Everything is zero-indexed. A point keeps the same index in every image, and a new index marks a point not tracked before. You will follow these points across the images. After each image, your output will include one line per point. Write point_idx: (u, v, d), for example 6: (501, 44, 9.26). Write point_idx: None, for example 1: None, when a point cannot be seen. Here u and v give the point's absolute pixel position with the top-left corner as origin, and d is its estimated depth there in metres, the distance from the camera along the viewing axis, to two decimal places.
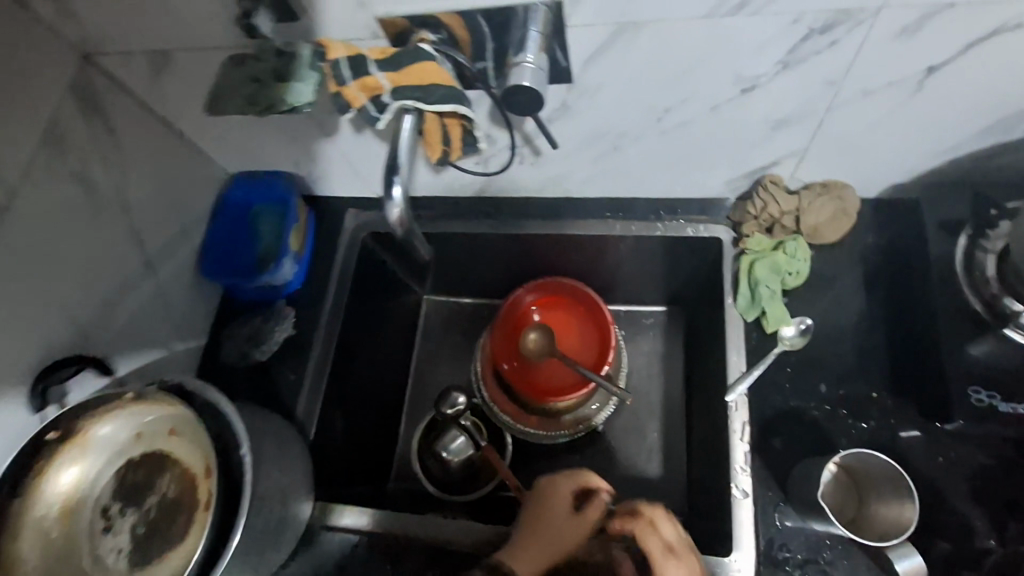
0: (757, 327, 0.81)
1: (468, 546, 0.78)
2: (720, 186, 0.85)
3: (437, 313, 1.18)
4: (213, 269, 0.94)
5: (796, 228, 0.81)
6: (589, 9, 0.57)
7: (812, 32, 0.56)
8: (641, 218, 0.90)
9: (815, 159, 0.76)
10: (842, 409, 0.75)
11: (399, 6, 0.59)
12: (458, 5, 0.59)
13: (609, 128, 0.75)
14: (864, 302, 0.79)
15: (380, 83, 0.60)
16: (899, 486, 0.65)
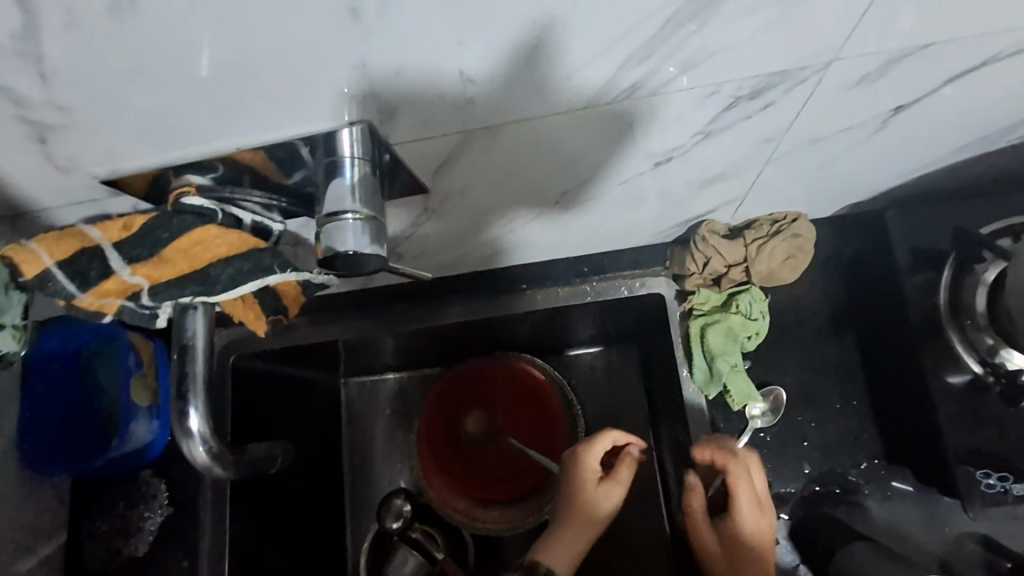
0: (722, 401, 0.67)
1: None
2: (651, 236, 0.69)
3: (358, 403, 1.00)
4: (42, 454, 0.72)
5: (748, 279, 0.66)
6: (411, 125, 0.38)
7: (737, 101, 0.39)
8: (565, 283, 0.73)
9: (760, 199, 0.61)
10: (831, 486, 0.64)
11: (125, 161, 0.39)
12: (214, 145, 0.39)
13: (496, 216, 0.56)
14: (835, 347, 0.67)
15: (131, 280, 0.40)
16: None
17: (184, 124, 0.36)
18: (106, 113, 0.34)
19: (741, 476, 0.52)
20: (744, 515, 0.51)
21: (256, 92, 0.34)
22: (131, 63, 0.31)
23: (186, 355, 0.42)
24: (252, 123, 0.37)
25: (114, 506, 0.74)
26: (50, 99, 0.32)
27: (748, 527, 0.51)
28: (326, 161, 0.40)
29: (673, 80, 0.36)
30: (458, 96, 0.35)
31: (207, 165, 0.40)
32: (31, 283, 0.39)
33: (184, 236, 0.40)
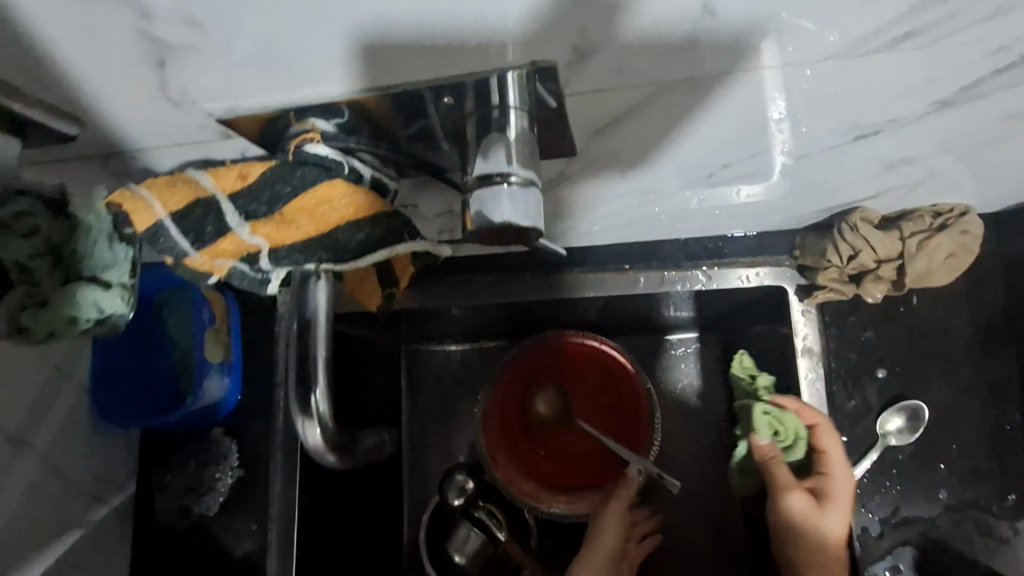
0: (848, 411, 0.60)
1: None
2: (783, 221, 0.61)
3: (418, 374, 0.96)
4: (115, 403, 0.70)
5: (899, 277, 0.58)
6: (600, 73, 0.32)
7: (1019, 61, 0.31)
8: (673, 268, 0.66)
9: (934, 186, 0.52)
10: (971, 516, 0.56)
11: (245, 98, 0.33)
12: (353, 84, 0.32)
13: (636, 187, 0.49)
14: (986, 361, 0.59)
15: (250, 241, 0.35)
16: None
17: (327, 55, 0.29)
18: (241, 34, 0.28)
19: (840, 480, 0.55)
20: (823, 510, 0.55)
21: (424, 14, 0.27)
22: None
23: (304, 346, 0.37)
24: (409, 58, 0.30)
25: (184, 464, 0.71)
26: (182, 6, 0.26)
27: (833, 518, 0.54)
28: (480, 111, 0.33)
29: (965, 14, 0.28)
30: (675, 28, 0.28)
31: (333, 111, 0.34)
32: (139, 235, 0.34)
33: (311, 192, 0.35)
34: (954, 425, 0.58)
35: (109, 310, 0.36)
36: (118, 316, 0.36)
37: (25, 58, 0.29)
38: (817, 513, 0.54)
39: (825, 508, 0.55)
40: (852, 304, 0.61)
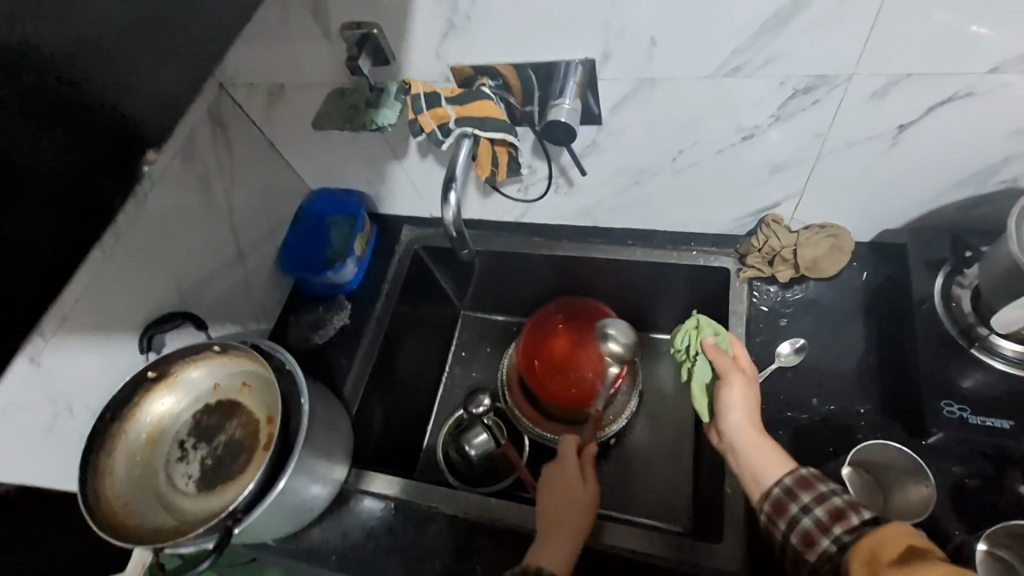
0: (757, 344, 0.90)
1: (453, 514, 0.90)
2: (730, 223, 0.97)
3: (471, 326, 1.31)
4: (289, 263, 1.12)
5: (797, 262, 0.91)
6: (615, 68, 0.72)
7: (797, 92, 0.70)
8: (658, 248, 1.02)
9: (812, 202, 0.88)
10: (830, 422, 0.82)
11: (467, 57, 0.76)
12: (512, 58, 0.75)
13: (633, 164, 0.89)
14: (857, 329, 0.88)
15: (447, 112, 0.76)
16: (916, 472, 0.71)
17: (502, 43, 0.73)
18: (479, 27, 0.71)
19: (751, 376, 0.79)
20: (749, 391, 0.77)
21: (544, 33, 0.70)
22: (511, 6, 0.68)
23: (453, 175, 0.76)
24: (536, 49, 0.73)
25: (317, 308, 1.11)
26: (466, 12, 0.69)
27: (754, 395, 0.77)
28: (561, 81, 0.75)
29: (761, 67, 0.67)
30: (640, 50, 0.69)
31: (493, 74, 0.78)
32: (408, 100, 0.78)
33: (478, 101, 0.76)
34: (827, 365, 0.86)
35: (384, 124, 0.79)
36: (387, 125, 0.78)
37: (391, 26, 0.73)
38: (745, 391, 0.76)
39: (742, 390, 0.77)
40: (771, 282, 0.94)
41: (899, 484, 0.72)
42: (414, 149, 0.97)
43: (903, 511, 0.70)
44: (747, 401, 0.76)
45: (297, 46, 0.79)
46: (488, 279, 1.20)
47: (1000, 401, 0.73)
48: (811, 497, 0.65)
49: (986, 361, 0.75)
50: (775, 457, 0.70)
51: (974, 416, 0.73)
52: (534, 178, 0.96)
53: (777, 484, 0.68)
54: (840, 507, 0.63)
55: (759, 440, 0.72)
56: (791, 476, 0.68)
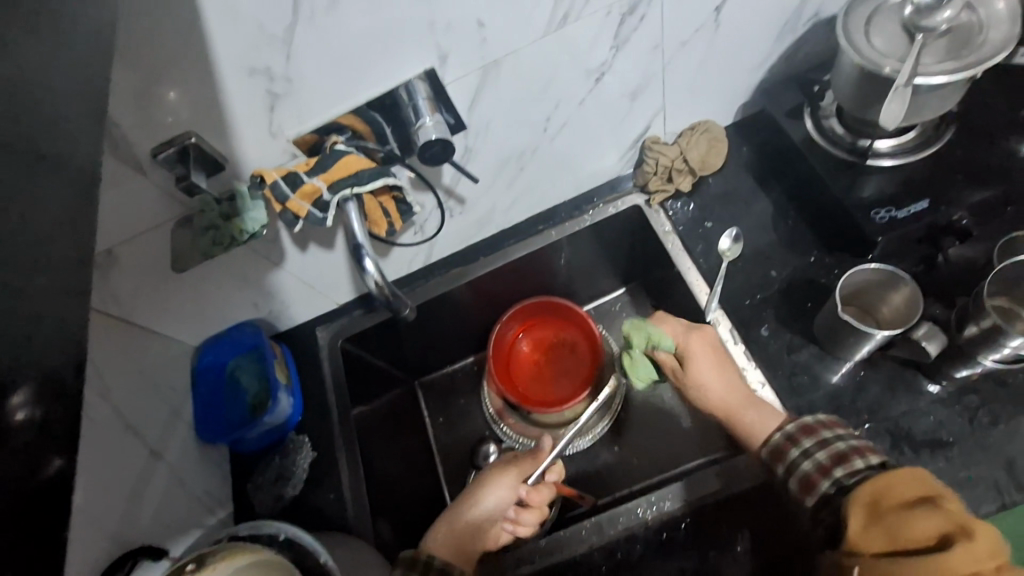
0: (700, 254, 0.92)
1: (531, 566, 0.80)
2: (617, 164, 0.99)
3: (433, 389, 1.21)
4: (214, 433, 0.96)
5: (690, 167, 0.95)
6: (455, 64, 0.69)
7: (624, 15, 0.72)
8: (567, 220, 1.03)
9: (674, 111, 0.92)
10: (796, 282, 0.85)
11: (304, 124, 0.70)
12: (351, 103, 0.70)
13: (511, 152, 0.87)
14: (768, 196, 0.93)
15: (315, 184, 0.68)
16: (892, 279, 0.74)
17: (335, 91, 0.67)
18: (305, 84, 0.65)
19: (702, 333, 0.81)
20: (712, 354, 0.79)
21: (372, 61, 0.66)
22: (326, 51, 0.62)
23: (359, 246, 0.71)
24: (372, 82, 0.68)
25: (270, 463, 0.95)
26: (283, 74, 0.63)
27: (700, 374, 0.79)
28: (410, 103, 0.71)
29: (585, 6, 0.69)
30: (471, 36, 0.67)
31: (339, 129, 0.72)
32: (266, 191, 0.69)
33: (339, 159, 0.69)
34: (765, 237, 0.90)
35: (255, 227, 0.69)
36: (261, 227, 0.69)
37: (210, 126, 0.64)
38: (711, 360, 0.79)
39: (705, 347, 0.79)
40: (679, 197, 0.97)
41: (883, 297, 0.76)
42: (289, 245, 0.87)
43: (894, 320, 0.77)
44: (716, 365, 0.78)
45: (101, 195, 0.64)
46: (428, 333, 1.12)
47: (911, 187, 0.79)
48: (813, 443, 0.68)
49: (875, 164, 0.82)
50: (766, 414, 0.74)
51: (896, 213, 0.79)
52: (424, 213, 0.91)
53: (777, 432, 0.71)
54: (843, 449, 0.65)
55: (746, 399, 0.75)
56: (792, 424, 0.71)
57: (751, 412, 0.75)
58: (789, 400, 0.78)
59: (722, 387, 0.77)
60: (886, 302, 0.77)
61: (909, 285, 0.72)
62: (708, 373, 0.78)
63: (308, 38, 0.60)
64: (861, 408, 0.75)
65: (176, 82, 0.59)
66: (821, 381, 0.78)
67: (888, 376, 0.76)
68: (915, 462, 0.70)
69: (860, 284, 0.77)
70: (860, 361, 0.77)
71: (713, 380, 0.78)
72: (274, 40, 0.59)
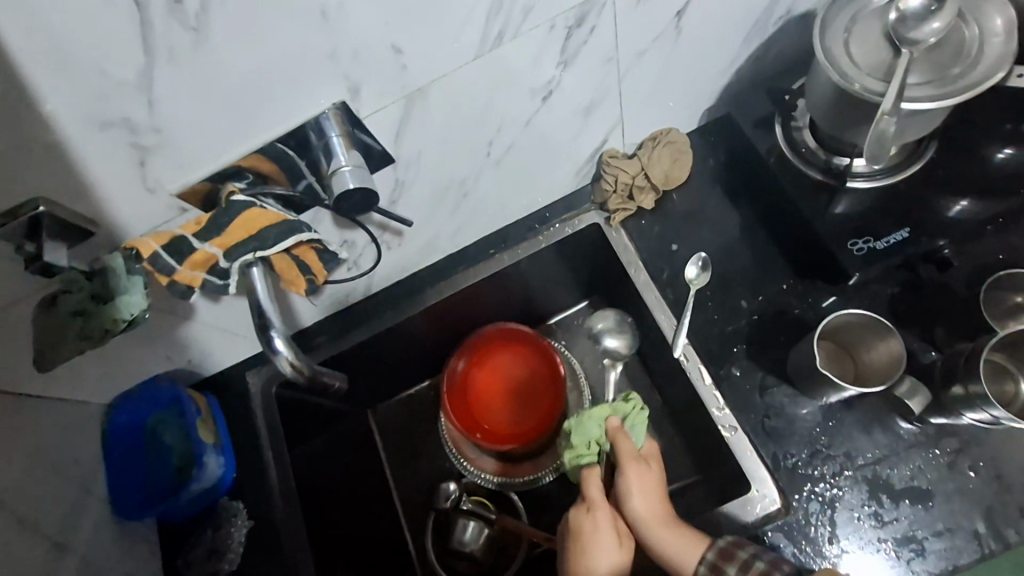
0: (666, 281, 0.84)
1: None
2: (573, 180, 0.89)
3: (387, 420, 1.12)
4: (134, 505, 0.84)
5: (651, 183, 0.86)
6: (371, 95, 0.58)
7: (570, 28, 0.61)
8: (520, 241, 0.93)
9: (634, 121, 0.82)
10: (768, 312, 0.79)
11: (192, 173, 0.57)
12: (246, 146, 0.57)
13: (451, 180, 0.76)
14: (736, 213, 0.86)
15: (209, 252, 0.57)
16: (877, 328, 0.69)
17: (224, 135, 0.55)
18: (182, 131, 0.52)
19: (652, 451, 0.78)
20: (647, 471, 0.73)
21: (267, 98, 0.53)
22: (204, 90, 0.50)
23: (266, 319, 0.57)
24: (270, 121, 0.56)
25: (202, 534, 0.85)
26: (148, 123, 0.50)
27: (634, 487, 0.71)
28: (321, 145, 0.59)
29: (523, 21, 0.58)
30: (386, 64, 0.55)
31: (240, 175, 0.60)
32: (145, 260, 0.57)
33: (239, 215, 0.57)
34: (735, 260, 0.83)
35: (134, 312, 0.57)
36: (139, 311, 0.56)
37: (63, 187, 0.51)
38: (642, 475, 0.72)
39: (644, 466, 0.73)
40: (641, 215, 0.88)
41: (865, 344, 0.72)
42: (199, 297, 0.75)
43: (873, 371, 0.71)
44: (647, 482, 0.72)
45: None
46: (376, 369, 1.02)
47: (889, 209, 0.73)
48: (735, 567, 0.63)
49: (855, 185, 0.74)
50: (681, 537, 0.67)
51: (876, 242, 0.73)
52: (356, 250, 0.80)
53: (699, 562, 0.65)
54: (765, 570, 0.62)
55: (664, 533, 0.68)
56: (711, 550, 0.65)
57: (670, 539, 0.67)
58: (763, 446, 0.73)
59: (648, 509, 0.70)
60: (866, 348, 0.72)
61: (895, 341, 0.68)
62: (640, 494, 0.71)
63: (176, 79, 0.48)
64: (836, 453, 0.71)
65: (19, 110, 0.44)
66: (797, 424, 0.73)
67: (863, 416, 0.71)
68: (892, 515, 0.67)
69: (840, 327, 0.72)
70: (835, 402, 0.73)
71: (644, 501, 0.71)
72: (129, 85, 0.46)
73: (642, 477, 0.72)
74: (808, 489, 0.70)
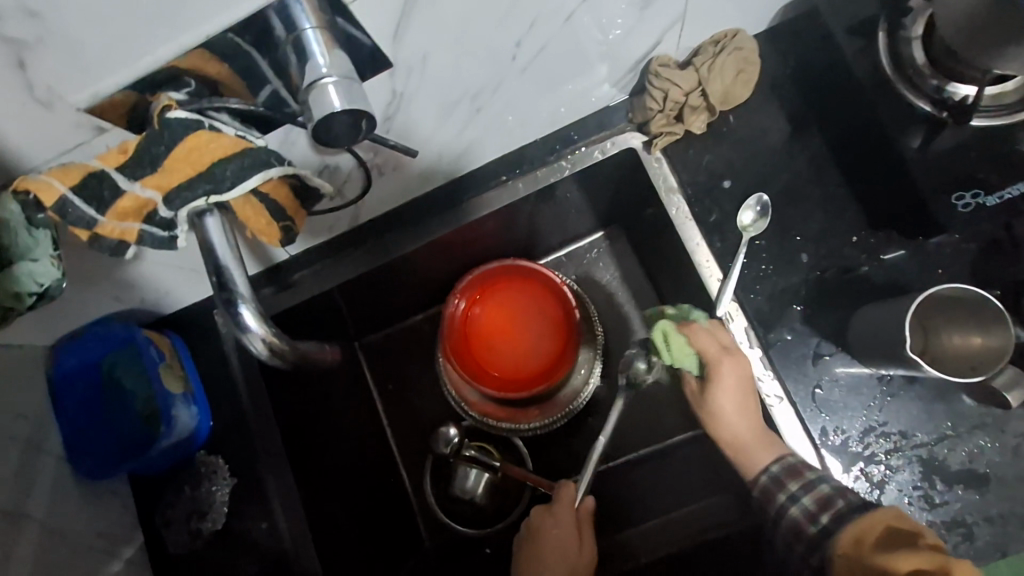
0: (713, 226, 0.71)
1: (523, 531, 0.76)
2: (609, 93, 0.72)
3: (377, 357, 1.02)
4: (97, 461, 0.75)
5: (707, 101, 0.70)
6: None
7: None
8: (539, 166, 0.76)
9: (697, 18, 0.64)
10: (832, 267, 0.68)
11: (108, 79, 0.40)
12: (181, 42, 0.40)
13: (466, 91, 0.59)
14: (804, 143, 0.71)
15: (144, 195, 0.43)
16: (984, 315, 0.60)
17: (151, 23, 0.38)
18: (83, 13, 0.35)
19: (722, 357, 0.64)
20: (731, 376, 0.64)
21: None
22: None
23: (228, 283, 0.43)
24: (218, 7, 0.38)
25: (181, 491, 0.77)
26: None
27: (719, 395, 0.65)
28: (295, 43, 0.42)
29: None
30: None
31: (180, 81, 0.43)
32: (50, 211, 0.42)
33: (180, 142, 0.42)
34: (797, 203, 0.70)
35: (45, 284, 0.47)
36: (54, 282, 0.47)
37: None
38: (722, 382, 0.64)
39: (720, 381, 0.64)
40: (689, 141, 0.73)
41: (957, 326, 0.62)
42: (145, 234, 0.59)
43: (955, 354, 0.63)
44: (728, 394, 0.64)
45: None
46: (366, 307, 0.90)
47: (1006, 154, 0.60)
48: (799, 485, 0.61)
49: (977, 121, 0.59)
50: (760, 444, 0.64)
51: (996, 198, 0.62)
52: (341, 175, 0.63)
53: (762, 471, 0.63)
54: (828, 494, 0.60)
55: (748, 442, 0.64)
56: (778, 463, 0.63)
57: (747, 448, 0.64)
58: (811, 420, 0.66)
59: (734, 422, 0.64)
60: (958, 331, 0.62)
61: (1006, 334, 0.59)
62: (724, 402, 0.64)
63: None
64: (891, 431, 0.65)
65: None
66: (851, 396, 0.66)
67: (925, 393, 0.65)
68: (944, 497, 0.63)
69: (946, 303, 0.62)
70: (893, 376, 0.65)
71: (728, 411, 0.64)
72: None
73: (731, 378, 0.64)
74: (857, 469, 0.64)
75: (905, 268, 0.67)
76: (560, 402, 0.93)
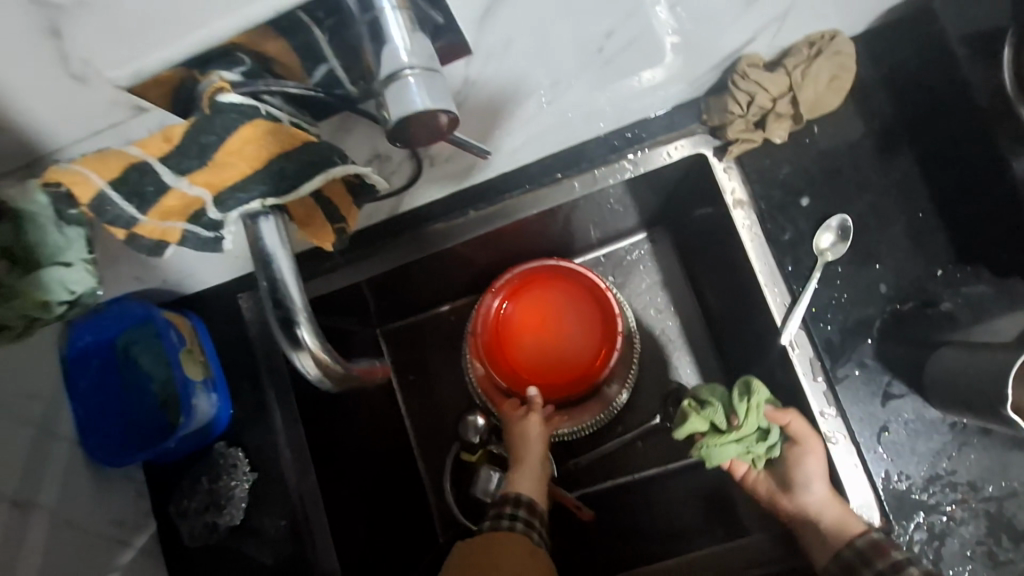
0: (785, 245, 0.66)
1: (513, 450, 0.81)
2: (685, 92, 0.66)
3: (400, 345, 0.97)
4: (112, 446, 0.71)
5: (795, 109, 0.64)
6: None
7: None
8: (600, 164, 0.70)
9: (797, 17, 0.58)
10: (912, 301, 0.63)
11: (154, 54, 0.34)
12: (245, 15, 0.33)
13: (540, 81, 0.53)
14: (892, 163, 0.65)
15: (192, 193, 0.38)
16: None
17: None
18: None
19: (811, 439, 0.64)
20: (817, 455, 0.64)
21: None
22: None
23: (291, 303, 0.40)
24: None
25: (197, 481, 0.74)
26: None
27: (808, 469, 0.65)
28: (373, 25, 0.36)
29: None
30: None
31: (235, 59, 0.36)
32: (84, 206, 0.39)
33: (236, 133, 0.36)
34: (880, 227, 0.64)
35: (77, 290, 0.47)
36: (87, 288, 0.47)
37: None
38: (808, 460, 0.65)
39: (808, 457, 0.64)
40: (766, 150, 0.67)
41: None
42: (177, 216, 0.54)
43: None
44: (816, 469, 0.64)
45: None
46: (397, 296, 0.85)
47: None
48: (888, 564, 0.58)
49: None
50: (839, 518, 0.63)
51: None
52: (392, 164, 0.57)
53: (845, 545, 0.61)
54: None
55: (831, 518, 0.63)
56: (861, 538, 0.61)
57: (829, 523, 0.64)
58: (873, 463, 0.62)
59: (821, 496, 0.64)
60: None
61: None
62: (813, 476, 0.64)
63: None
64: (961, 481, 0.61)
65: None
66: (920, 440, 0.62)
67: (999, 442, 0.61)
68: (1009, 556, 0.59)
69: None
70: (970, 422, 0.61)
71: (816, 485, 0.64)
72: None
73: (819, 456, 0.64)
74: (920, 519, 0.60)
75: (991, 308, 0.62)
76: (591, 408, 0.88)
